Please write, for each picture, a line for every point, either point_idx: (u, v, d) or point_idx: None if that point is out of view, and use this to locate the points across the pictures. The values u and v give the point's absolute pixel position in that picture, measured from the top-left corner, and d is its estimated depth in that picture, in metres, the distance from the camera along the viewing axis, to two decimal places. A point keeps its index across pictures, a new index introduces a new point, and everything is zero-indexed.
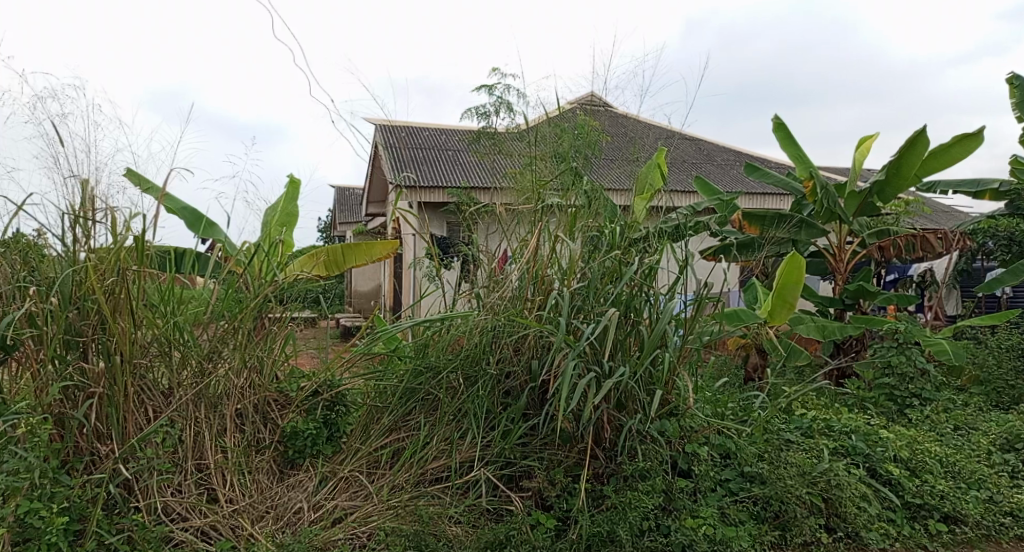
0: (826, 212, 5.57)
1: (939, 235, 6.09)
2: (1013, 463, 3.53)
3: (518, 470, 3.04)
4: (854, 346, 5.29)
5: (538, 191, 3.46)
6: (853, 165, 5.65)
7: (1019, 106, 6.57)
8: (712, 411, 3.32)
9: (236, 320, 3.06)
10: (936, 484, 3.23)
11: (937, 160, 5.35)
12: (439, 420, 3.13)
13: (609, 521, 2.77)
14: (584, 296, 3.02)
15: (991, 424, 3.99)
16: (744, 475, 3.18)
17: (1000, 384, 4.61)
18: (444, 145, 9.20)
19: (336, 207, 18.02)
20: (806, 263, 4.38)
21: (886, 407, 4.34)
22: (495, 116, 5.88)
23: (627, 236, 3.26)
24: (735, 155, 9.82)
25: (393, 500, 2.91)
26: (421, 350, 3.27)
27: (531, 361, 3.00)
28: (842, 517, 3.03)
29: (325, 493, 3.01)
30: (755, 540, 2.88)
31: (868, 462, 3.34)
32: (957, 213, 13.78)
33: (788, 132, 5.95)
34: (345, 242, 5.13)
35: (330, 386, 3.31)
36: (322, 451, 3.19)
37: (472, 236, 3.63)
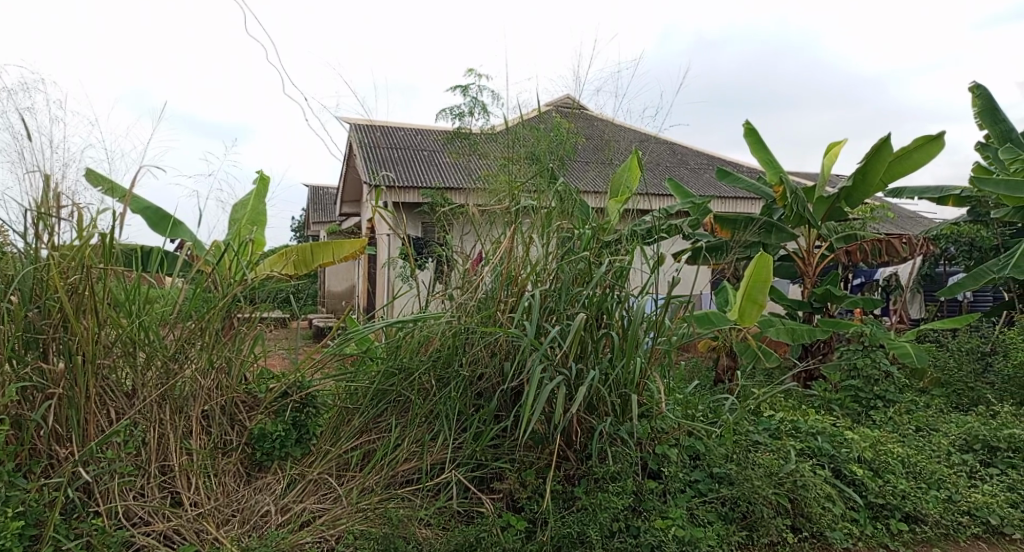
0: (796, 217, 5.66)
1: (905, 240, 6.22)
2: (971, 463, 3.62)
3: (490, 472, 3.05)
4: (822, 348, 5.37)
5: (512, 192, 3.45)
6: (822, 170, 5.75)
7: (981, 115, 6.77)
8: (682, 413, 3.36)
9: (203, 320, 3.00)
10: (898, 484, 3.30)
11: (902, 166, 5.46)
12: (411, 422, 3.11)
13: (580, 522, 2.78)
14: (556, 298, 3.03)
15: (951, 424, 4.08)
16: (713, 476, 3.22)
17: (960, 386, 4.72)
18: (420, 144, 9.16)
19: (311, 206, 17.86)
20: (773, 263, 4.37)
21: (851, 408, 4.44)
22: (472, 117, 5.88)
23: (600, 237, 3.27)
24: (708, 159, 9.95)
25: (362, 502, 2.89)
26: (393, 351, 3.20)
27: (503, 363, 3.00)
28: (808, 517, 3.08)
29: (293, 496, 2.98)
30: (723, 541, 2.92)
31: (834, 463, 3.41)
32: (921, 219, 14.15)
33: (759, 138, 6.04)
34: (315, 241, 5.07)
35: (300, 387, 3.25)
36: (291, 452, 3.14)
37: (446, 236, 3.62)
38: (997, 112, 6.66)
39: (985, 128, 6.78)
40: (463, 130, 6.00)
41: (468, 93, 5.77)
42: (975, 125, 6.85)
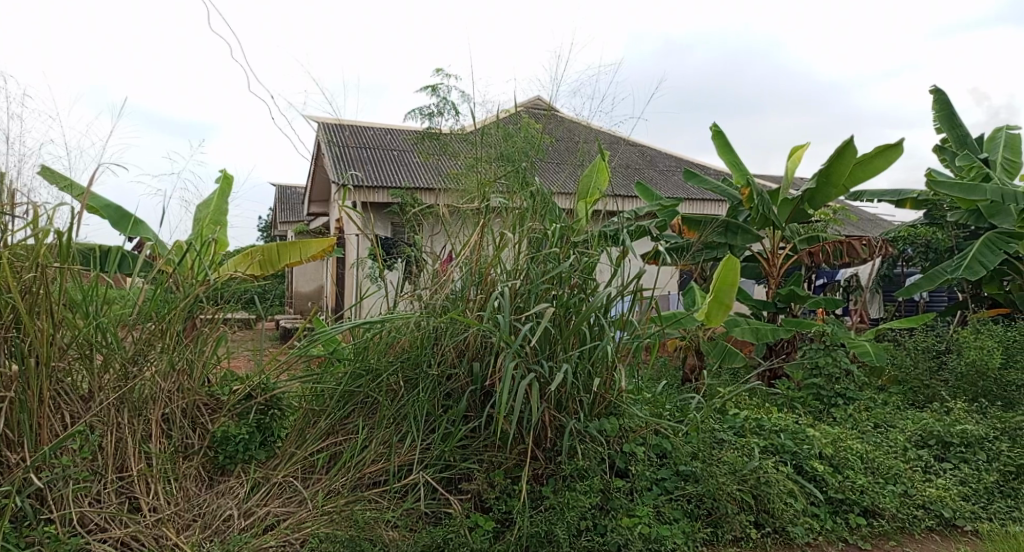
0: (761, 219, 5.76)
1: (864, 241, 6.39)
2: (926, 458, 3.72)
3: (458, 473, 3.04)
4: (785, 347, 5.48)
5: (482, 192, 3.46)
6: (786, 173, 5.87)
7: (939, 119, 6.98)
8: (650, 411, 3.40)
9: (164, 321, 2.94)
10: (857, 479, 3.38)
11: (863, 170, 5.60)
12: (378, 423, 3.09)
13: (547, 521, 2.78)
14: (525, 297, 3.05)
15: (906, 420, 4.19)
16: (679, 474, 3.26)
17: (917, 384, 4.86)
18: (389, 144, 9.11)
19: (277, 206, 17.59)
20: (739, 267, 4.47)
21: (813, 406, 4.53)
22: (442, 117, 5.86)
23: (570, 236, 3.29)
24: (676, 162, 10.09)
25: (327, 505, 2.86)
26: (361, 352, 3.16)
27: (473, 363, 3.00)
28: (770, 513, 3.13)
29: (257, 500, 2.94)
30: (689, 538, 2.96)
31: (795, 459, 3.49)
32: (882, 222, 14.52)
33: (726, 140, 6.14)
34: (280, 240, 4.95)
35: (264, 389, 3.21)
36: (255, 456, 3.08)
37: (416, 236, 3.61)
38: (954, 117, 6.88)
39: (943, 132, 7.00)
40: (432, 130, 5.98)
41: (438, 93, 5.76)
42: (933, 128, 7.06)
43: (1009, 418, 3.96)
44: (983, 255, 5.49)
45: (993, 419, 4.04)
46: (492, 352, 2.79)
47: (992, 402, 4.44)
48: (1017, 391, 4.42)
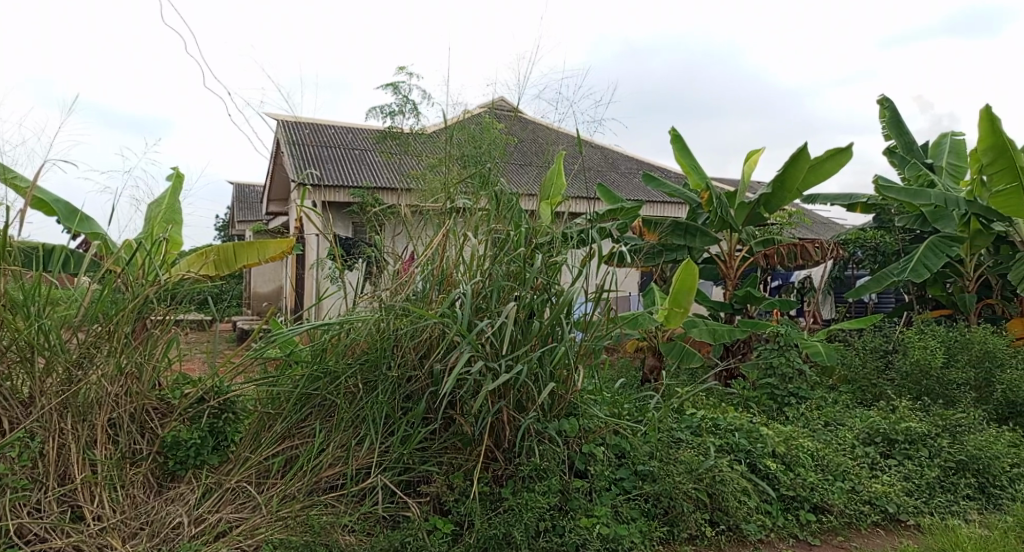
0: (719, 222, 5.85)
1: (817, 244, 6.58)
2: (873, 455, 3.84)
3: (417, 475, 3.03)
4: (741, 348, 5.62)
5: (445, 193, 3.44)
6: (742, 177, 5.99)
7: (888, 126, 7.22)
8: (609, 412, 3.43)
9: (112, 322, 2.88)
10: (808, 476, 3.47)
11: (815, 174, 5.76)
12: (335, 426, 3.04)
13: (506, 523, 2.79)
14: (487, 298, 3.04)
15: (855, 419, 4.31)
16: (637, 474, 3.30)
17: (865, 383, 5.02)
18: (350, 143, 9.01)
19: (235, 205, 17.20)
20: (698, 272, 4.57)
21: (767, 404, 4.64)
22: (404, 116, 5.82)
23: (534, 236, 3.29)
24: (637, 165, 10.21)
25: (282, 510, 2.82)
26: (318, 354, 3.10)
27: (433, 364, 2.98)
28: (725, 511, 3.19)
29: (208, 506, 2.86)
30: (646, 537, 3.00)
31: (749, 458, 3.57)
32: (834, 226, 14.93)
33: (684, 144, 6.24)
34: (236, 241, 4.86)
35: (217, 393, 3.12)
36: (206, 461, 3.00)
37: (376, 237, 3.57)
38: (902, 124, 7.12)
39: (891, 139, 7.24)
40: (394, 129, 5.94)
41: (399, 92, 5.72)
42: (882, 136, 7.30)
43: (950, 415, 4.12)
44: (928, 258, 5.70)
45: (935, 416, 4.19)
46: (450, 350, 2.79)
47: (935, 400, 4.61)
48: (957, 389, 4.60)
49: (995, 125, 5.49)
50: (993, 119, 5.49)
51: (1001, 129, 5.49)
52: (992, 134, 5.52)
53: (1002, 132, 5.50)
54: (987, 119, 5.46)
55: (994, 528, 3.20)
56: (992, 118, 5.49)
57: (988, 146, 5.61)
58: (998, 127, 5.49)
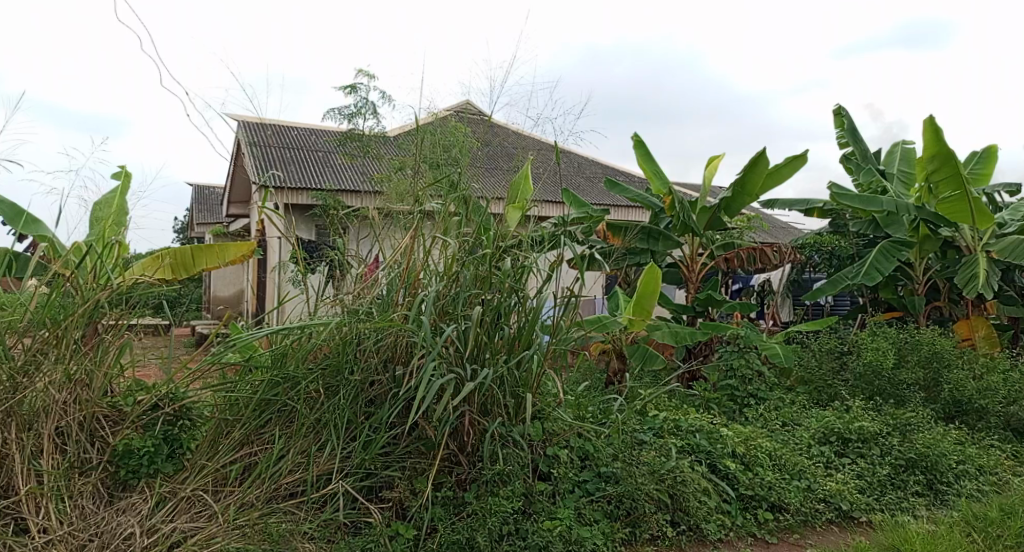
0: (682, 226, 5.95)
1: (775, 248, 6.76)
2: (828, 454, 3.93)
3: (379, 481, 3.00)
4: (703, 350, 5.72)
5: (412, 195, 3.42)
6: (704, 182, 6.10)
7: (844, 134, 7.43)
8: (573, 414, 3.45)
9: (60, 328, 2.81)
10: (766, 475, 3.54)
11: (773, 179, 5.90)
12: (296, 432, 2.99)
13: (468, 528, 2.79)
14: (453, 301, 3.03)
15: (811, 419, 4.42)
16: (600, 475, 3.33)
17: (821, 384, 5.14)
18: (313, 145, 8.90)
19: (195, 206, 16.82)
20: (661, 275, 4.65)
21: (727, 406, 4.73)
22: (366, 117, 5.79)
23: (501, 239, 3.30)
24: (602, 169, 10.32)
25: (240, 519, 2.76)
26: (278, 359, 3.05)
27: (396, 367, 2.97)
28: (686, 511, 3.23)
29: (162, 516, 2.78)
30: (608, 538, 3.01)
31: (710, 458, 3.63)
32: (793, 231, 15.27)
33: (646, 150, 6.33)
34: (196, 244, 4.73)
35: (172, 399, 3.02)
36: (161, 469, 2.92)
37: (340, 239, 3.53)
38: (857, 132, 7.33)
39: (847, 146, 7.45)
40: (355, 131, 5.89)
41: (359, 93, 5.69)
42: (839, 143, 7.51)
43: (901, 414, 4.25)
44: (880, 262, 5.88)
45: (887, 416, 4.31)
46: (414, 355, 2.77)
47: (886, 399, 4.75)
48: (907, 389, 4.76)
49: (938, 134, 5.69)
50: (936, 128, 5.69)
51: (944, 138, 5.69)
52: (936, 143, 5.72)
53: (945, 141, 5.70)
54: (933, 129, 5.66)
55: (941, 523, 3.31)
56: (935, 127, 5.70)
57: (933, 154, 5.80)
58: (941, 136, 5.70)
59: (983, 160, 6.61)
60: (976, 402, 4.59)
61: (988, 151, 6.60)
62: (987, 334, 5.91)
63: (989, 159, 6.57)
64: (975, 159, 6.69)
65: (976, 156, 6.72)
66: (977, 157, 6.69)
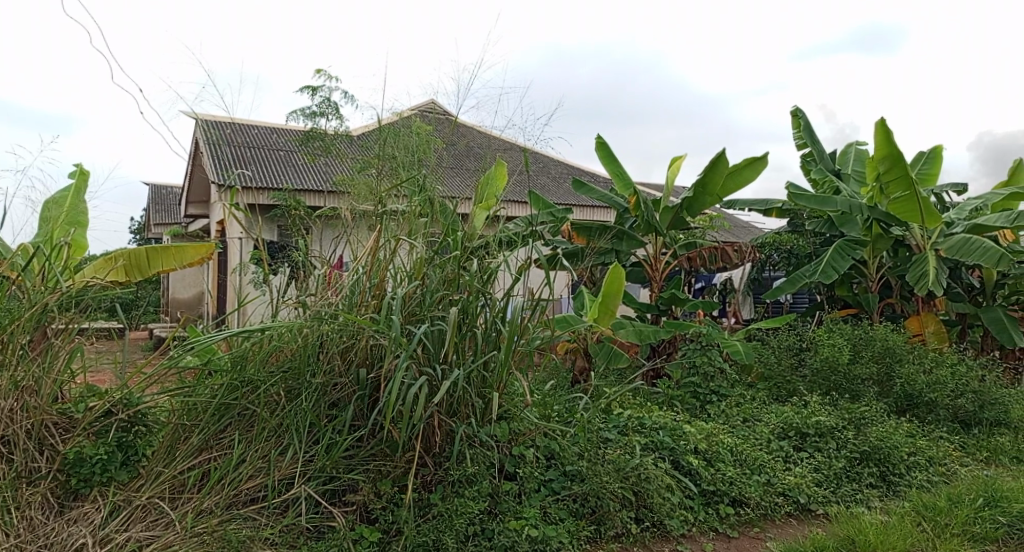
0: (645, 226, 6.02)
1: (735, 247, 6.89)
2: (786, 449, 4.02)
3: (343, 484, 2.95)
4: (667, 348, 5.79)
5: (377, 196, 3.39)
6: (666, 182, 6.18)
7: (801, 135, 7.61)
8: (539, 413, 3.45)
9: (4, 333, 2.80)
10: (726, 471, 3.60)
11: (733, 179, 6.01)
12: (256, 436, 2.93)
13: (434, 529, 2.78)
14: (420, 302, 3.01)
15: (771, 414, 4.51)
16: (565, 474, 3.35)
17: (779, 379, 5.25)
18: (275, 144, 8.76)
19: (151, 206, 16.38)
20: (625, 275, 4.67)
21: (690, 403, 4.81)
22: (327, 118, 5.71)
23: (468, 240, 3.28)
24: (567, 169, 10.39)
25: (198, 526, 2.69)
26: (238, 362, 2.98)
27: (361, 369, 2.93)
28: (650, 508, 3.26)
29: (116, 525, 2.70)
30: (574, 536, 3.03)
31: (673, 455, 3.67)
32: (753, 230, 15.59)
33: (610, 151, 6.38)
34: (151, 245, 4.52)
35: (126, 405, 2.93)
36: (114, 477, 2.83)
37: (302, 240, 3.49)
38: (814, 133, 7.51)
39: (804, 147, 7.63)
40: (316, 131, 5.81)
41: (320, 94, 5.61)
42: (796, 144, 7.69)
43: (855, 407, 4.37)
44: (836, 261, 6.03)
45: (842, 410, 4.44)
46: (384, 356, 2.75)
47: (842, 394, 4.88)
48: (861, 383, 4.90)
49: (888, 136, 5.87)
50: (887, 130, 5.87)
51: (894, 140, 5.86)
52: (886, 144, 5.89)
53: (895, 142, 5.87)
54: (883, 131, 5.83)
55: (892, 513, 3.41)
56: (886, 129, 5.88)
57: (884, 155, 5.97)
58: (891, 138, 5.87)
59: (931, 161, 6.83)
60: (926, 396, 4.74)
61: (934, 152, 6.83)
62: (935, 329, 6.13)
63: (936, 160, 6.80)
64: (923, 159, 6.92)
65: (924, 156, 6.93)
66: (926, 157, 6.90)
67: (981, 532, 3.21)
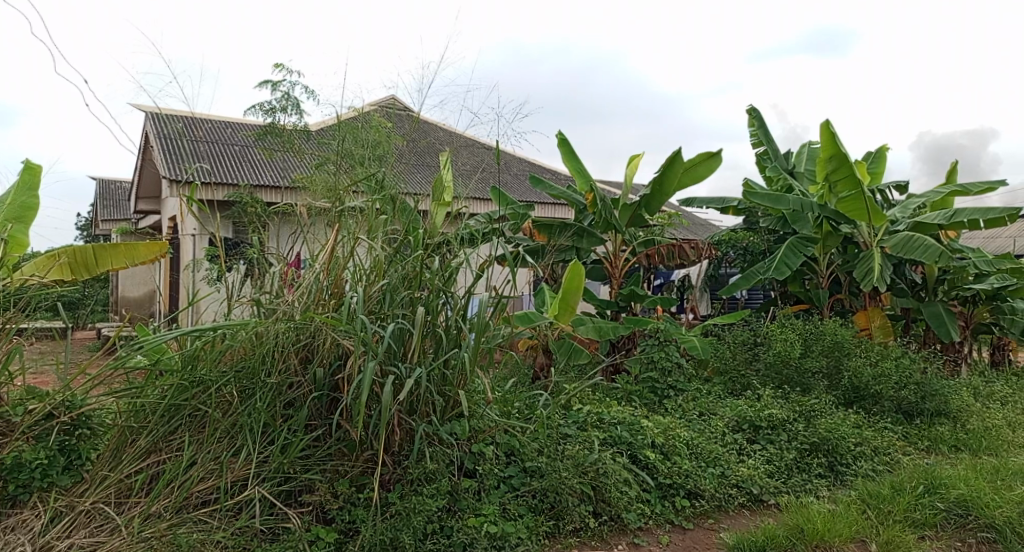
0: (604, 223, 6.08)
1: (693, 244, 6.83)
2: (741, 442, 4.11)
3: (298, 485, 2.89)
4: (626, 344, 5.84)
5: (337, 193, 3.34)
6: (626, 180, 6.24)
7: (757, 134, 7.77)
8: (500, 410, 3.44)
9: None
10: (683, 464, 3.66)
11: (688, 177, 6.11)
12: (207, 438, 2.86)
13: (393, 528, 2.75)
14: (381, 301, 2.97)
15: (726, 407, 4.60)
16: (525, 470, 3.35)
17: (734, 374, 5.36)
18: (230, 138, 8.55)
19: (98, 201, 15.85)
20: (585, 271, 4.68)
21: (648, 398, 4.88)
22: (286, 113, 5.60)
23: (429, 238, 3.26)
24: (529, 167, 10.43)
25: (145, 531, 2.61)
26: (188, 362, 2.89)
27: (319, 369, 2.88)
28: (608, 502, 3.29)
29: (57, 532, 2.62)
30: (533, 532, 3.04)
31: (631, 449, 3.72)
32: (710, 227, 15.88)
33: (570, 148, 6.41)
34: (97, 244, 4.34)
35: (69, 408, 2.83)
36: (56, 482, 2.73)
37: (258, 236, 3.41)
38: (769, 132, 7.68)
39: (760, 145, 7.80)
40: (275, 127, 5.69)
41: (280, 89, 5.49)
42: (752, 143, 7.85)
43: (806, 401, 4.50)
44: (789, 258, 6.18)
45: (793, 403, 4.56)
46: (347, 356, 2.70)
47: (793, 388, 5.02)
48: (812, 377, 5.04)
49: (835, 136, 6.04)
50: (833, 131, 6.03)
51: (840, 140, 6.03)
52: (833, 144, 6.05)
53: (841, 143, 6.04)
54: (829, 132, 5.99)
55: (840, 502, 3.52)
56: (832, 130, 6.04)
57: (831, 155, 6.13)
58: (838, 139, 6.04)
59: (877, 160, 7.07)
60: (872, 388, 4.89)
61: (881, 151, 7.07)
62: (881, 324, 6.34)
63: (882, 159, 7.04)
64: (870, 159, 7.16)
65: (870, 156, 7.18)
66: (872, 157, 7.15)
67: (921, 519, 3.34)
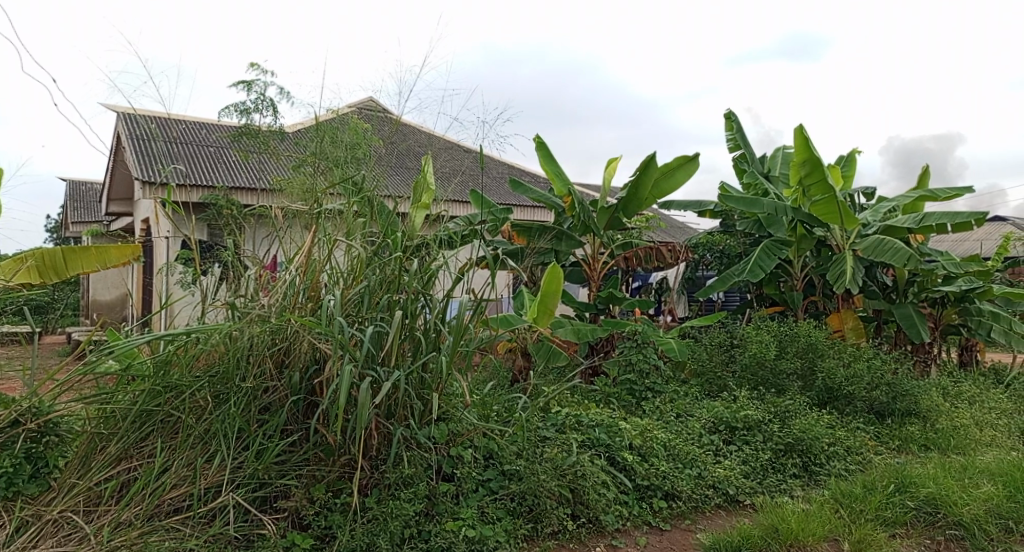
0: (582, 226, 6.11)
1: (670, 248, 6.93)
2: (717, 442, 4.14)
3: (274, 490, 2.85)
4: (604, 346, 5.86)
5: (314, 195, 3.31)
6: (604, 183, 6.27)
7: (733, 138, 7.86)
8: (478, 413, 3.43)
9: None
10: (660, 465, 3.68)
11: (665, 181, 6.16)
12: (180, 444, 2.81)
13: (369, 533, 2.73)
14: (358, 304, 2.94)
15: (703, 409, 4.64)
16: (504, 473, 3.34)
17: (711, 375, 5.41)
18: (204, 140, 8.43)
19: (69, 203, 15.56)
20: (563, 274, 4.67)
21: (626, 400, 4.91)
22: (261, 113, 5.53)
23: (407, 240, 3.24)
24: (508, 170, 10.43)
25: (115, 540, 2.55)
26: (161, 367, 2.84)
27: (295, 373, 2.84)
28: (586, 504, 3.30)
29: (23, 541, 2.55)
30: (511, 535, 3.03)
31: (609, 451, 3.74)
32: (688, 231, 16.05)
33: (548, 151, 6.43)
34: (66, 246, 4.20)
35: (36, 414, 2.77)
36: (22, 490, 2.68)
37: (233, 239, 3.37)
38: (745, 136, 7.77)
39: (736, 149, 7.89)
40: (250, 127, 5.63)
41: (254, 89, 5.43)
42: (729, 146, 7.94)
43: (781, 402, 4.56)
44: (763, 260, 6.26)
45: (768, 404, 4.62)
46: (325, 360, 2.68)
47: (768, 389, 5.08)
48: (786, 378, 5.11)
49: (808, 140, 6.13)
50: (807, 135, 6.13)
51: (813, 144, 6.13)
52: (806, 148, 6.14)
53: (815, 147, 6.14)
54: (802, 136, 6.09)
55: (813, 501, 3.57)
56: (806, 134, 6.13)
57: (804, 159, 6.22)
58: (811, 143, 6.14)
59: (849, 163, 7.20)
60: (845, 389, 4.97)
61: (852, 155, 7.20)
62: (854, 325, 6.44)
63: (854, 162, 7.16)
64: (842, 162, 7.28)
65: (841, 159, 7.31)
66: (844, 160, 7.28)
67: (891, 517, 3.40)
